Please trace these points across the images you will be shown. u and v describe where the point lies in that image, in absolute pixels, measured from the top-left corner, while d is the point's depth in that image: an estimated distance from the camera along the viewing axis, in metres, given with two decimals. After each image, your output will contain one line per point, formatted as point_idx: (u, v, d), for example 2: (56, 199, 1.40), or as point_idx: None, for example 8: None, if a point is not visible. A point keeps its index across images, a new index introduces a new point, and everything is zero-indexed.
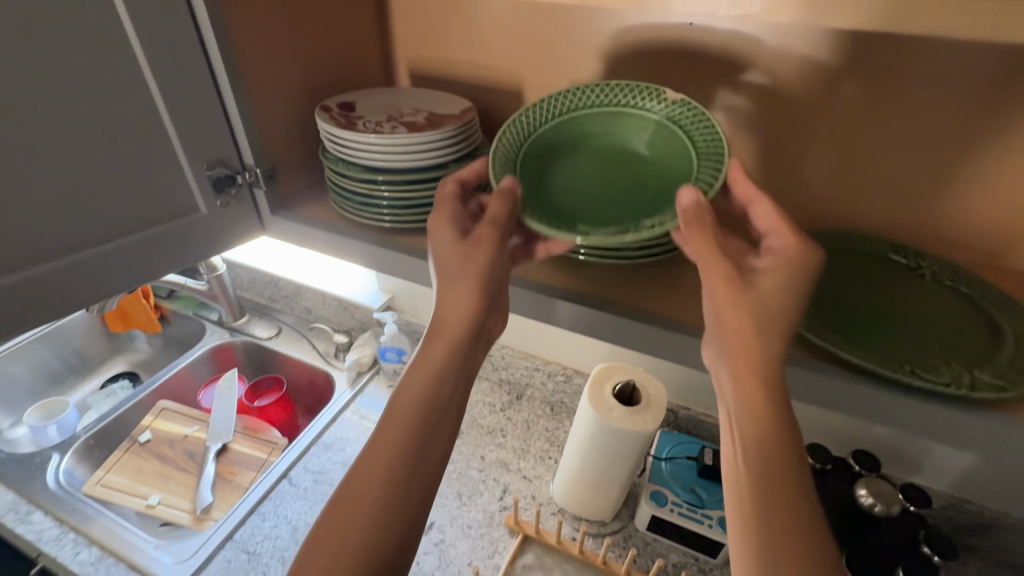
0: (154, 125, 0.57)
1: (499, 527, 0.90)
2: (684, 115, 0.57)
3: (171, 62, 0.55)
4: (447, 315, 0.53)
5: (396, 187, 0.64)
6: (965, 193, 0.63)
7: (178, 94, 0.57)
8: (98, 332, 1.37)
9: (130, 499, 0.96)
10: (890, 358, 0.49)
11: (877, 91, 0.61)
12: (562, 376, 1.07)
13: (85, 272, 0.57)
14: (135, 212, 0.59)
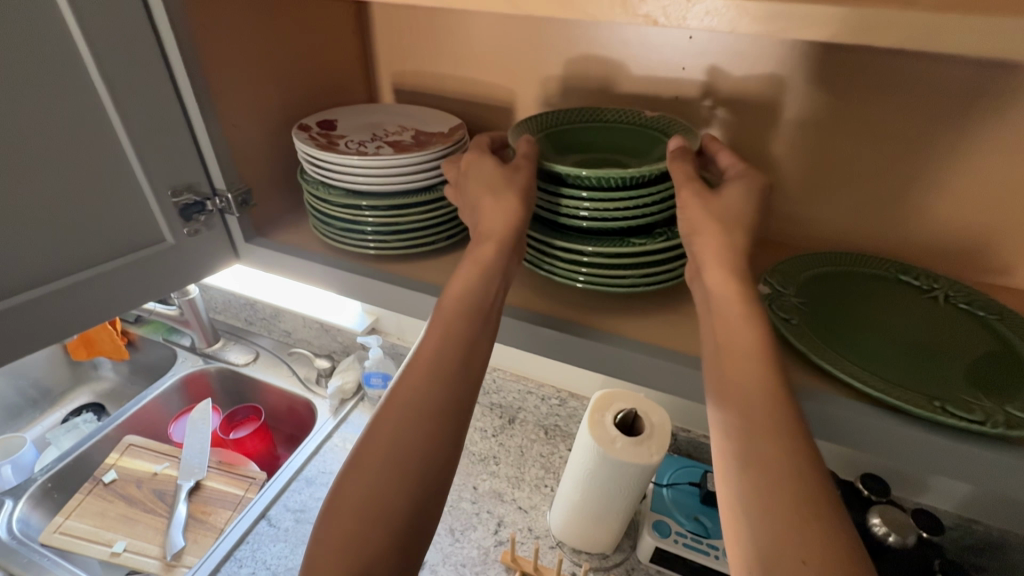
0: (112, 148, 0.51)
1: (495, 565, 0.85)
2: (662, 124, 0.62)
3: (130, 81, 0.50)
4: (442, 354, 0.48)
5: (382, 211, 0.60)
6: (975, 215, 0.60)
7: (139, 115, 0.52)
8: (59, 361, 1.28)
9: (92, 547, 0.88)
10: (915, 391, 0.46)
11: (885, 108, 0.58)
12: (556, 399, 1.03)
13: (33, 313, 0.51)
14: (91, 245, 0.53)
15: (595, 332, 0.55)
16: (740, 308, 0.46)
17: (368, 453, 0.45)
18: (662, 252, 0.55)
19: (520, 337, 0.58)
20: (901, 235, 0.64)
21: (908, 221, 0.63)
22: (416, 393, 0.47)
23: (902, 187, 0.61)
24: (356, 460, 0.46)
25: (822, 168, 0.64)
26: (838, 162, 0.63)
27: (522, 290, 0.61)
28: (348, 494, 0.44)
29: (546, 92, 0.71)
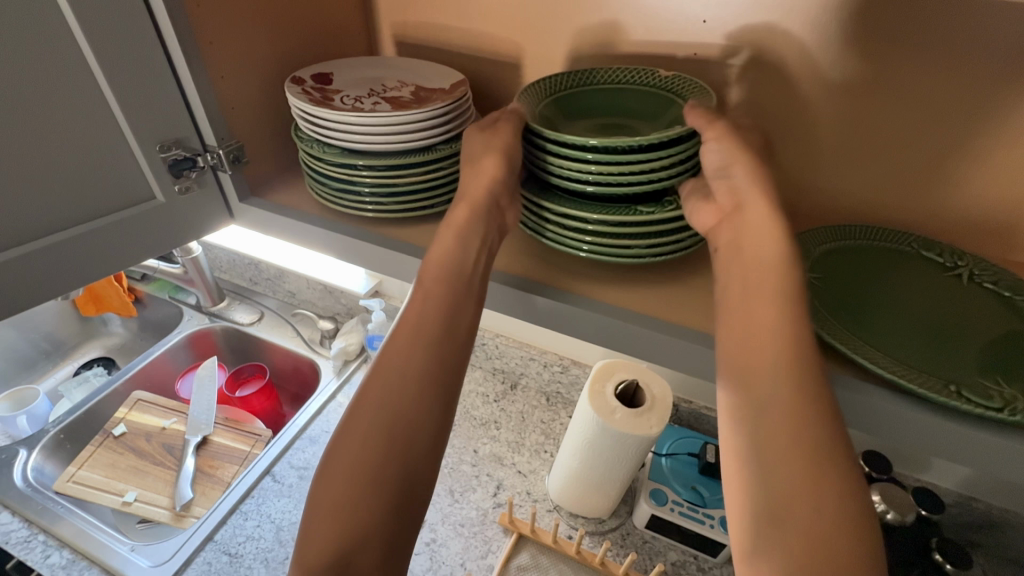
0: (96, 99, 0.49)
1: (493, 526, 0.86)
2: (676, 83, 0.58)
3: (111, 24, 0.47)
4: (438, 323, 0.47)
5: (379, 172, 0.57)
6: (1010, 188, 0.56)
7: (123, 62, 0.49)
8: (69, 316, 1.30)
9: (104, 497, 0.91)
10: (931, 375, 0.44)
11: (923, 70, 0.54)
12: (559, 366, 1.03)
13: (23, 269, 0.49)
14: (78, 200, 0.51)
15: (597, 304, 0.53)
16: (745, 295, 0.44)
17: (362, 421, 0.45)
18: (671, 223, 0.52)
19: (519, 307, 0.57)
20: (928, 208, 0.60)
21: (935, 193, 0.59)
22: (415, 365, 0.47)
23: (932, 156, 0.58)
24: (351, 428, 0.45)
25: (847, 134, 0.60)
26: (865, 127, 0.59)
27: (524, 258, 0.59)
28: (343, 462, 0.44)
29: (556, 47, 0.67)
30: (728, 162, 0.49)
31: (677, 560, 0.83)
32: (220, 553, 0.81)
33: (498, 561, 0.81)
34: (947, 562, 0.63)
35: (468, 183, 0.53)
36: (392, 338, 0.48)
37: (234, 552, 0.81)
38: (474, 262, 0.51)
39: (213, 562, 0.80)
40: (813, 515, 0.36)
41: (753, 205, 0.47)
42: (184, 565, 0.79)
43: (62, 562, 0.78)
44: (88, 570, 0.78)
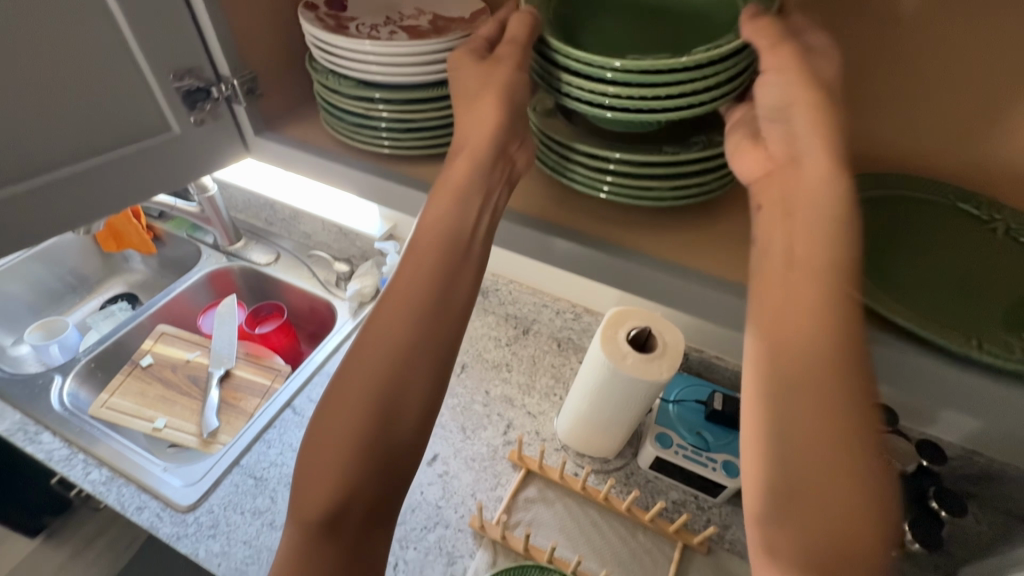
0: (105, 22, 0.47)
1: (502, 461, 0.90)
2: None
3: None
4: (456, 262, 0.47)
5: (396, 106, 0.56)
6: None
7: None
8: (91, 251, 1.32)
9: (136, 422, 0.96)
10: (953, 329, 0.44)
11: None
12: (571, 314, 1.05)
13: (46, 198, 0.50)
14: (95, 130, 0.50)
15: (616, 248, 0.53)
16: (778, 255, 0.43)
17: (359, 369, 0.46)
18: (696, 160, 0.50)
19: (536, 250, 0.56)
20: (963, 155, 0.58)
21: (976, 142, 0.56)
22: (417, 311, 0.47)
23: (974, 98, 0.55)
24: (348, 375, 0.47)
25: (894, 63, 0.57)
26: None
27: (542, 201, 0.58)
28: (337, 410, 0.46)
29: None
30: (787, 99, 0.44)
31: (678, 499, 0.87)
32: (246, 476, 0.86)
33: (506, 493, 0.85)
34: (942, 510, 0.66)
35: (472, 120, 0.51)
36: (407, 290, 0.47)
37: (259, 476, 0.86)
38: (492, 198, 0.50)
39: (240, 484, 0.85)
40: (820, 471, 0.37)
41: (784, 149, 0.45)
42: (214, 486, 0.84)
43: (101, 479, 0.84)
44: (126, 487, 0.84)
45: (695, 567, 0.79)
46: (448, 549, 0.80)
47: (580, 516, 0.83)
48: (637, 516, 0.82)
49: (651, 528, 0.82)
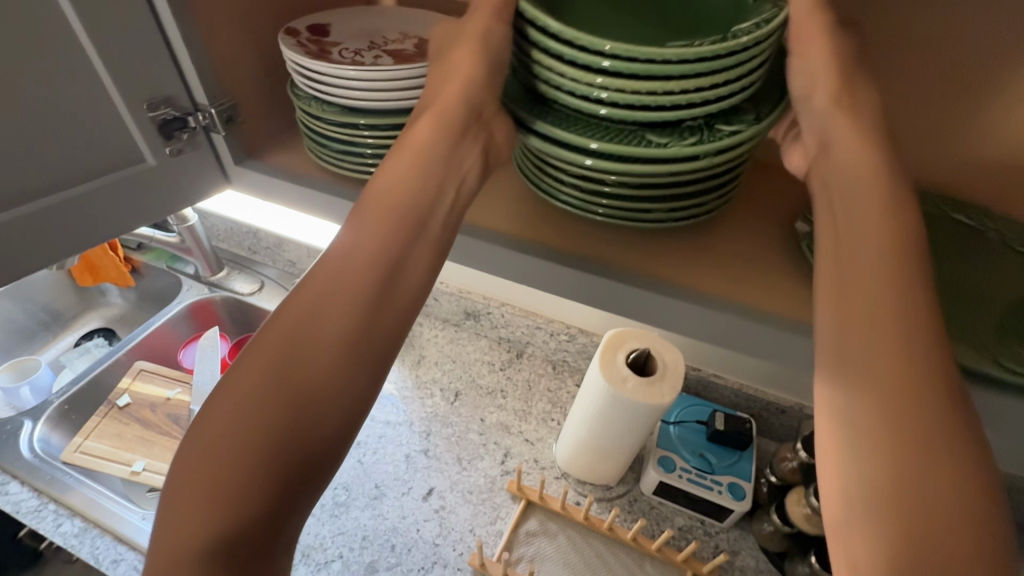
0: (82, 66, 0.46)
1: (501, 493, 0.87)
2: None
3: (125, 44, 0.47)
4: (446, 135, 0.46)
5: (382, 131, 0.53)
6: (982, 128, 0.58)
7: (124, 55, 0.47)
8: (65, 286, 1.28)
9: (113, 466, 0.91)
10: (978, 344, 0.46)
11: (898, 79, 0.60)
12: (566, 335, 1.01)
13: (30, 232, 0.48)
14: (81, 161, 0.49)
15: (609, 268, 0.51)
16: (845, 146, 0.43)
17: (241, 388, 0.40)
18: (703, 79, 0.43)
19: (493, 268, 0.54)
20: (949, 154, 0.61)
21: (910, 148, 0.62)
22: (357, 290, 0.43)
23: (965, 99, 0.57)
24: (221, 404, 0.40)
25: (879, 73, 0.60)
26: (891, 81, 0.59)
27: (538, 224, 0.56)
28: (212, 427, 0.39)
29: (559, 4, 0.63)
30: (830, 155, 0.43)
31: (685, 525, 0.84)
32: None
33: (507, 527, 0.82)
34: None
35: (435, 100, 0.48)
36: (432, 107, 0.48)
37: None
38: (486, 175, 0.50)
39: None
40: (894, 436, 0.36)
41: (795, 270, 0.51)
42: None
43: (74, 531, 0.79)
44: (101, 539, 0.79)
45: None
46: None
47: (583, 548, 0.80)
48: (643, 544, 0.79)
49: (658, 557, 0.79)
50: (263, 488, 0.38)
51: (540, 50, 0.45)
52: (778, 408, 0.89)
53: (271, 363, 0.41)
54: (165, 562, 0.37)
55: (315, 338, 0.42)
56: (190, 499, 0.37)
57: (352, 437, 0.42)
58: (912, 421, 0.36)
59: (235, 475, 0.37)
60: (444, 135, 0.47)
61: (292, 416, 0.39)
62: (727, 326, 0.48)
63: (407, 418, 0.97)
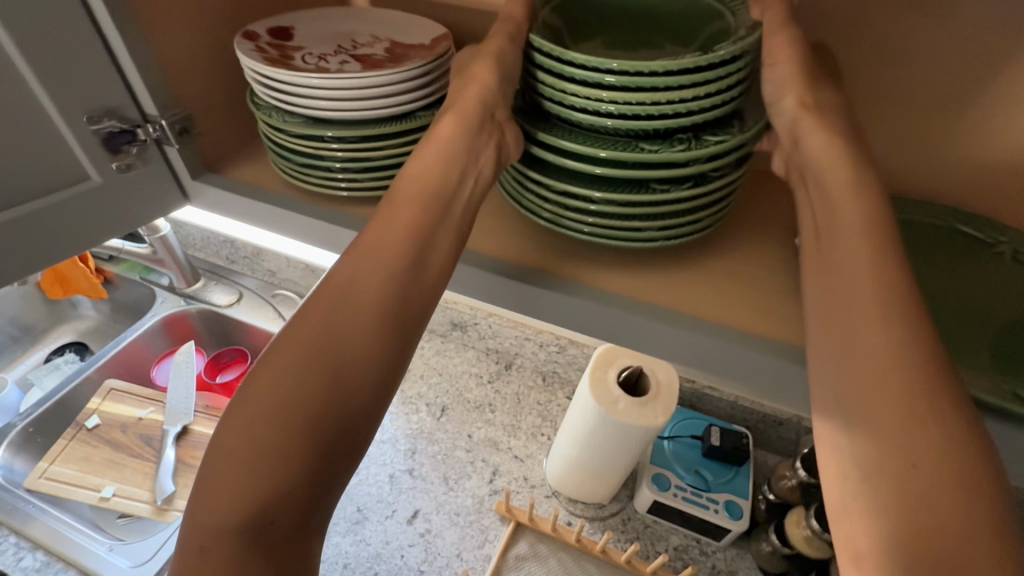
0: (11, 78, 0.41)
1: (489, 514, 0.83)
2: None
3: (59, 52, 0.43)
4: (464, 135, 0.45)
5: (350, 143, 0.49)
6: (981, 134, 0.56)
7: (58, 65, 0.43)
8: (34, 299, 1.22)
9: (80, 493, 0.86)
10: (994, 372, 0.43)
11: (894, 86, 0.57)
12: (555, 346, 0.97)
13: None
14: (16, 182, 0.45)
15: (593, 291, 0.47)
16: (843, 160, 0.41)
17: (258, 403, 0.38)
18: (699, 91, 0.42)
19: (472, 288, 0.51)
20: (953, 160, 0.58)
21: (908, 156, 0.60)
22: (387, 282, 0.41)
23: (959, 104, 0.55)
24: (248, 396, 0.38)
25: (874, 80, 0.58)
26: (887, 88, 0.57)
27: (519, 242, 0.52)
28: (240, 416, 0.38)
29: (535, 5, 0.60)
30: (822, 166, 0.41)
31: (680, 545, 0.81)
32: None
33: (496, 550, 0.78)
34: None
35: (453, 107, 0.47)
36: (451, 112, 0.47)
37: None
38: (461, 193, 0.46)
39: None
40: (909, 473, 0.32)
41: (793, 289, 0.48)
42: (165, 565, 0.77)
43: (36, 565, 0.75)
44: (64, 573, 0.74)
45: None
46: None
47: (575, 572, 0.77)
48: (638, 567, 0.76)
49: None
50: (287, 480, 0.36)
51: (546, 64, 0.44)
52: (775, 421, 0.86)
53: (298, 356, 0.39)
54: (193, 548, 0.36)
55: (343, 330, 0.40)
56: (218, 505, 0.36)
57: (371, 434, 0.41)
58: (911, 452, 0.33)
59: (262, 466, 0.36)
60: (464, 134, 0.45)
61: (319, 427, 0.38)
62: (723, 353, 0.44)
63: (392, 436, 0.93)
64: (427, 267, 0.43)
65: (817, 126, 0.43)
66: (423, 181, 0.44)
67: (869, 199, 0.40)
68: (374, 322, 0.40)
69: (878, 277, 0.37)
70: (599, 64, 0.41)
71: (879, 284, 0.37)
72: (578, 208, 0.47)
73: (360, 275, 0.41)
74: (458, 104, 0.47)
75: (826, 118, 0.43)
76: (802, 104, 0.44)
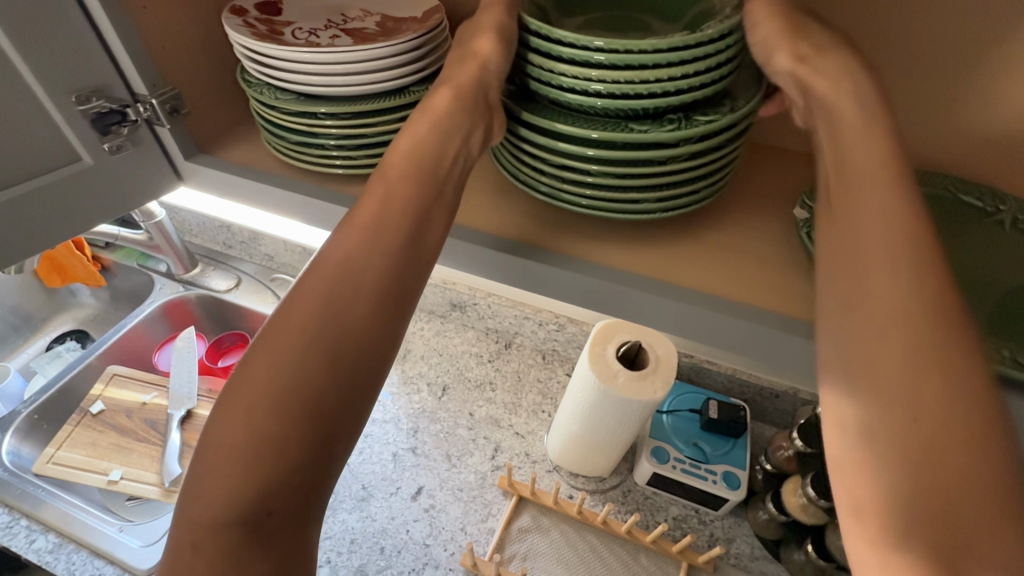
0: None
1: (492, 489, 0.85)
2: None
3: (46, 32, 0.42)
4: (457, 110, 0.45)
5: (344, 119, 0.49)
6: (984, 100, 0.55)
7: (46, 45, 0.42)
8: (32, 288, 1.22)
9: (89, 476, 0.88)
10: (991, 337, 0.44)
11: (899, 51, 0.56)
12: (555, 325, 0.97)
13: None
14: (7, 165, 0.44)
15: (592, 265, 0.47)
16: (843, 132, 0.41)
17: (256, 386, 0.38)
18: (690, 67, 0.41)
19: (471, 265, 0.51)
20: (953, 127, 0.58)
21: (912, 123, 0.59)
22: (383, 266, 0.41)
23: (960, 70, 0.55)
24: (244, 380, 0.38)
25: (876, 45, 0.57)
26: (887, 53, 0.57)
27: (518, 218, 0.52)
28: (237, 406, 0.38)
29: None
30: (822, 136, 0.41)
31: (679, 515, 0.82)
32: None
33: (499, 524, 0.80)
34: None
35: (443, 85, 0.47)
36: (443, 88, 0.46)
37: None
38: (457, 171, 0.46)
39: None
40: (910, 443, 0.33)
41: (792, 261, 0.49)
42: None
43: (49, 547, 0.77)
44: (77, 553, 0.76)
45: None
46: None
47: (577, 543, 0.79)
48: (638, 537, 0.78)
49: (653, 548, 0.77)
50: (284, 464, 0.37)
51: (536, 43, 0.43)
52: (772, 393, 0.87)
53: (293, 342, 0.39)
54: (195, 533, 0.36)
55: (339, 317, 0.40)
56: (217, 491, 0.36)
57: (366, 418, 0.41)
58: (916, 420, 0.33)
59: (259, 453, 0.36)
60: (456, 114, 0.45)
61: (314, 411, 0.38)
62: (721, 324, 0.45)
63: (394, 416, 0.94)
64: (420, 253, 0.43)
65: (814, 95, 0.43)
66: (414, 162, 0.44)
67: (869, 167, 0.40)
68: (372, 306, 0.40)
69: (877, 251, 0.37)
70: (587, 42, 0.40)
71: (881, 255, 0.37)
72: (575, 181, 0.46)
73: (353, 258, 0.41)
74: (452, 80, 0.47)
75: (822, 87, 0.43)
76: (799, 75, 0.44)
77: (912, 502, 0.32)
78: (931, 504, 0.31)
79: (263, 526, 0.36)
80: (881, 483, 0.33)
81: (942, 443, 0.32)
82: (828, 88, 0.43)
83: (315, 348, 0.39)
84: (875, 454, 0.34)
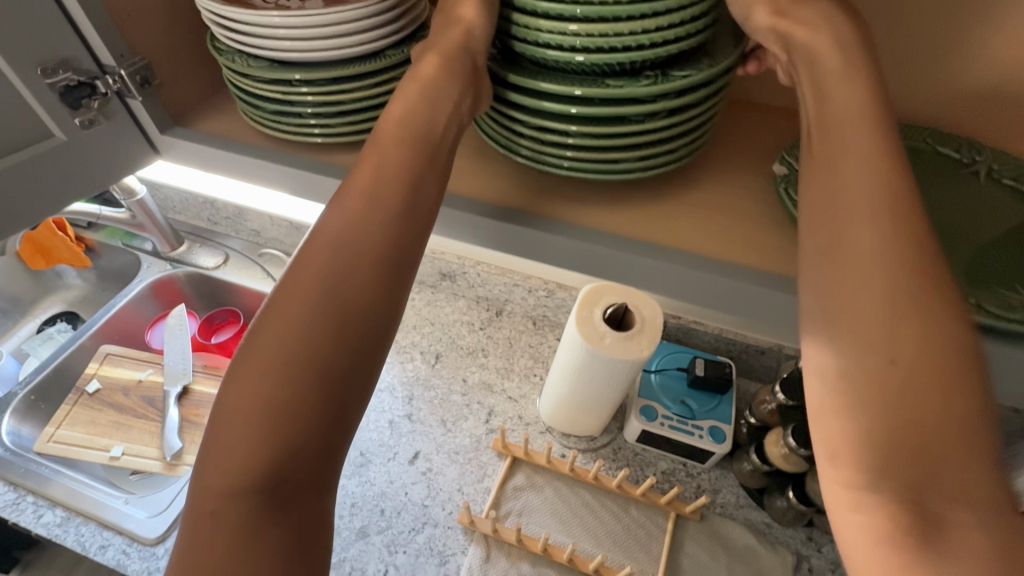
0: None
1: (487, 451, 0.87)
2: None
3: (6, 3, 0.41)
4: (436, 73, 0.45)
5: (319, 86, 0.48)
6: (970, 52, 0.55)
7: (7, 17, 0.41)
8: (16, 271, 1.21)
9: (91, 453, 0.90)
10: (967, 288, 0.45)
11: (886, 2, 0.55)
12: (544, 291, 0.98)
13: None
14: None
15: (577, 228, 0.48)
16: (824, 87, 0.41)
17: (260, 358, 0.39)
18: (667, 20, 0.40)
19: (457, 231, 0.51)
20: (938, 81, 0.57)
21: (899, 77, 0.59)
22: (379, 237, 0.41)
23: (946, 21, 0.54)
24: (250, 352, 0.39)
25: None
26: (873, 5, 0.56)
27: (502, 184, 0.52)
28: (243, 377, 0.39)
29: None
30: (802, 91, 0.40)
31: (668, 469, 0.86)
32: None
33: (494, 484, 0.83)
34: None
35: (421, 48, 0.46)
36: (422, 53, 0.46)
37: None
38: (446, 139, 0.46)
39: None
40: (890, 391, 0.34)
41: (775, 219, 0.49)
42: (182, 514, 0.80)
43: (57, 521, 0.79)
44: (85, 526, 0.78)
45: (689, 535, 0.79)
46: (439, 549, 0.77)
47: (570, 498, 0.82)
48: (628, 491, 0.81)
49: (642, 501, 0.81)
50: (291, 438, 0.37)
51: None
52: (757, 351, 0.90)
53: (293, 317, 0.39)
54: (208, 504, 0.37)
55: (338, 287, 0.40)
56: (228, 463, 0.37)
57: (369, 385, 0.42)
58: (898, 368, 0.34)
59: (266, 422, 0.37)
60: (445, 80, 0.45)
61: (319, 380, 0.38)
62: (703, 282, 0.46)
63: (389, 384, 0.96)
64: (416, 224, 0.43)
65: (796, 51, 0.43)
66: (406, 133, 0.44)
67: (849, 122, 0.40)
68: (371, 275, 0.41)
69: (862, 204, 0.38)
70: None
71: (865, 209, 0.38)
72: (555, 143, 0.46)
73: (347, 229, 0.41)
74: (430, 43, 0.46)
75: (803, 41, 0.43)
76: (779, 31, 0.44)
77: (893, 448, 0.33)
78: (909, 446, 0.33)
79: (276, 499, 0.37)
80: (865, 430, 0.35)
81: (921, 386, 0.34)
82: (811, 42, 0.42)
83: (314, 318, 0.39)
84: (861, 404, 0.35)
